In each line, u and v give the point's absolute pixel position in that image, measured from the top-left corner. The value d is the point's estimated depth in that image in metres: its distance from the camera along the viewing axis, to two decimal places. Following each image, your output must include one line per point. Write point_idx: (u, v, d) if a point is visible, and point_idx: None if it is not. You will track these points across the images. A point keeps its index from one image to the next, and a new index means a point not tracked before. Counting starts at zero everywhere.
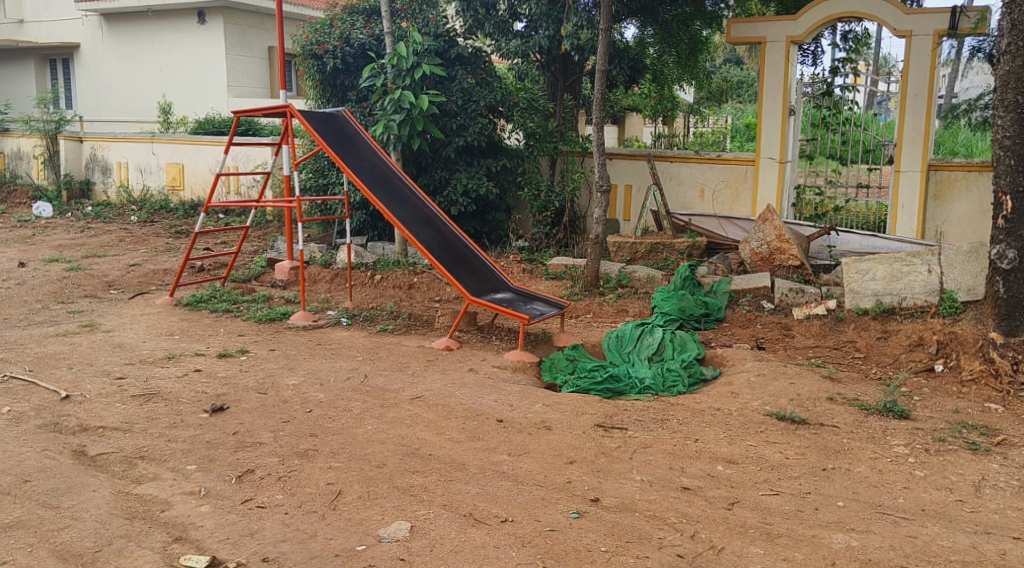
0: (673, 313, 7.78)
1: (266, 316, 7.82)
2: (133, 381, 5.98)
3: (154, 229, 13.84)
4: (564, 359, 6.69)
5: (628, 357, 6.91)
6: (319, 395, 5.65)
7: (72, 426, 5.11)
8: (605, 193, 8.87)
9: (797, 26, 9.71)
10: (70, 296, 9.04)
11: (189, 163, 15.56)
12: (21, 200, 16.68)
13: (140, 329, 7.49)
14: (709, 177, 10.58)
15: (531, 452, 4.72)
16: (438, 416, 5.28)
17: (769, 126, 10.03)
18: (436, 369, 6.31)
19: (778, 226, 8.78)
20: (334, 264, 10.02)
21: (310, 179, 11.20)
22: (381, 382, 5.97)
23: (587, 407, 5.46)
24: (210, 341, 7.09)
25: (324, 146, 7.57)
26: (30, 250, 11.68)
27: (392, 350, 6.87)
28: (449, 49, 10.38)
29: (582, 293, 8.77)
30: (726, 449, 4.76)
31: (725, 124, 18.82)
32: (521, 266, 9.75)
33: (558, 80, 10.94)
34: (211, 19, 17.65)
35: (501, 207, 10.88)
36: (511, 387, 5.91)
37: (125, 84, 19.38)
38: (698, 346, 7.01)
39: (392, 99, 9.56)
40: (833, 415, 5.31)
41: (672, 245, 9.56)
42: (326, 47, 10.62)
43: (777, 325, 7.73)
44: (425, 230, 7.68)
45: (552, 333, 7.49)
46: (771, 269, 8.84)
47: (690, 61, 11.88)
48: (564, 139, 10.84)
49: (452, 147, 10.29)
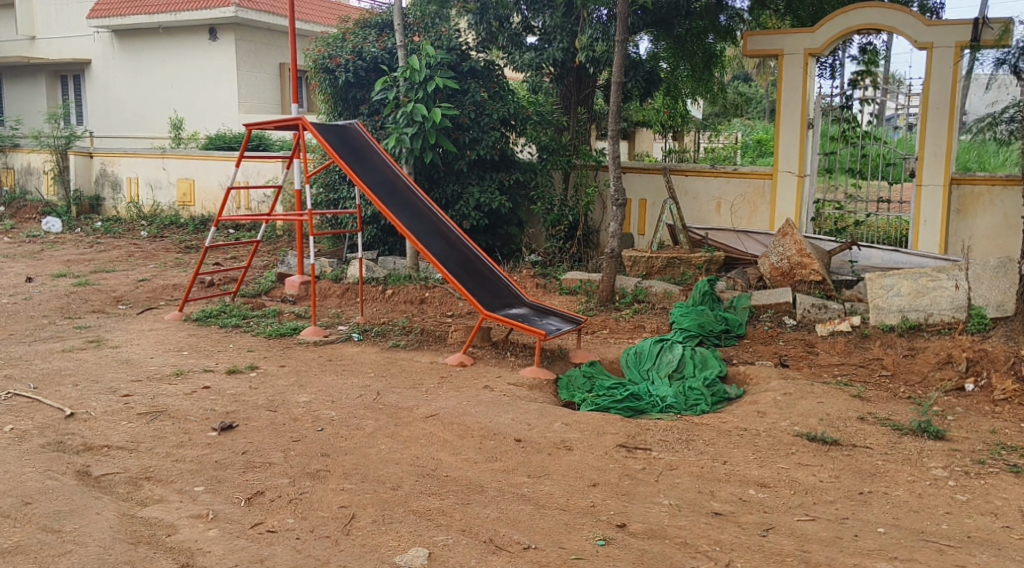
0: (693, 329, 7.59)
1: (276, 332, 7.67)
2: (140, 399, 5.81)
3: (163, 244, 13.73)
4: (582, 377, 6.50)
5: (648, 374, 6.72)
6: (331, 413, 5.47)
7: (76, 445, 4.95)
8: (620, 207, 8.70)
9: (815, 38, 9.58)
10: (77, 311, 8.91)
11: (199, 178, 15.49)
12: (30, 215, 16.60)
13: (147, 345, 7.33)
14: (726, 191, 10.42)
15: (552, 473, 4.53)
16: (454, 436, 5.09)
17: (787, 140, 9.88)
18: (451, 387, 6.11)
19: (798, 240, 8.61)
20: (345, 278, 9.88)
21: (321, 193, 11.12)
22: (395, 400, 5.78)
23: (609, 425, 5.27)
24: (219, 357, 6.93)
25: (337, 159, 7.44)
26: (38, 265, 11.58)
27: (404, 366, 6.69)
28: (461, 62, 10.23)
29: (597, 309, 8.60)
30: (756, 471, 4.56)
31: (736, 140, 18.64)
32: (535, 281, 9.58)
33: (572, 93, 10.65)
34: (223, 35, 17.63)
35: (514, 221, 10.74)
36: (529, 405, 5.72)
37: (136, 99, 19.37)
38: (720, 363, 6.84)
39: (404, 113, 9.44)
40: (865, 436, 5.11)
41: (689, 259, 9.36)
42: (338, 60, 10.55)
43: (801, 342, 7.55)
44: (437, 243, 7.50)
45: (568, 349, 7.29)
46: (792, 284, 8.66)
47: (705, 74, 11.73)
48: (578, 152, 10.62)
49: (464, 160, 10.21)
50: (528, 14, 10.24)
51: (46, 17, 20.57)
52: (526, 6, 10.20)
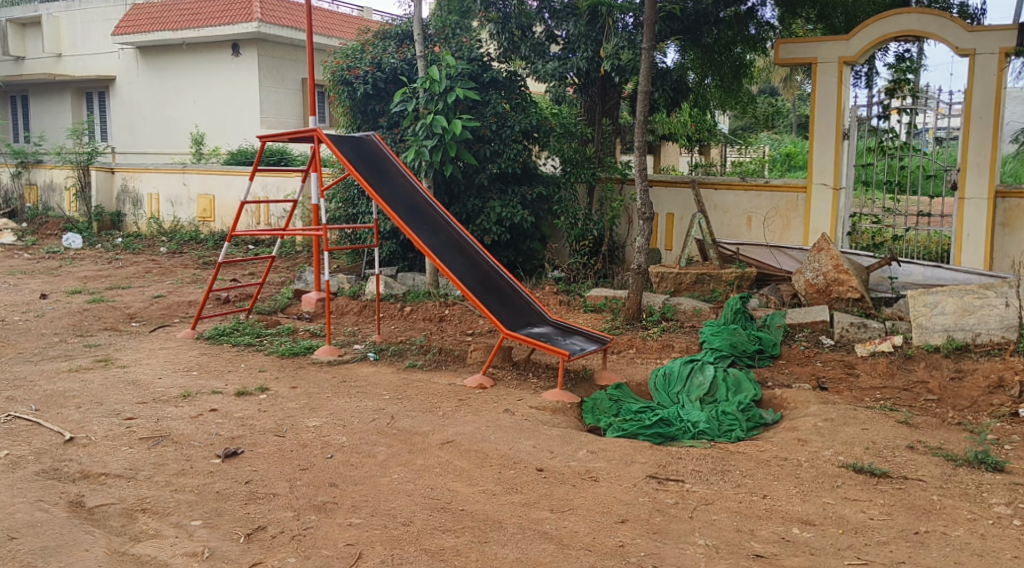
0: (724, 348, 7.23)
1: (290, 351, 7.40)
2: (143, 423, 5.54)
3: (182, 260, 13.57)
4: (608, 400, 6.16)
5: (678, 398, 6.36)
6: (342, 439, 5.16)
7: (73, 473, 4.68)
8: (647, 221, 8.36)
9: (850, 46, 9.23)
10: (90, 329, 8.71)
11: (219, 193, 15.37)
12: (52, 231, 16.53)
13: (156, 365, 7.07)
14: (757, 204, 10.06)
15: (577, 508, 4.18)
16: (472, 464, 4.76)
17: (821, 151, 9.52)
18: (469, 411, 5.78)
19: (835, 255, 8.32)
20: (363, 295, 9.62)
21: (339, 209, 10.91)
22: (409, 424, 5.46)
23: (637, 454, 4.92)
24: (229, 378, 6.65)
25: (352, 171, 7.17)
26: (54, 282, 11.44)
27: (421, 388, 6.37)
28: (483, 73, 9.99)
29: (623, 327, 8.25)
30: (800, 507, 4.19)
31: (763, 154, 18.26)
32: (558, 298, 9.25)
33: (597, 104, 10.32)
34: (245, 51, 17.55)
35: (536, 236, 10.43)
36: (551, 431, 5.37)
37: (158, 115, 19.35)
38: (754, 386, 6.48)
39: (424, 124, 9.18)
40: (917, 467, 4.72)
41: (720, 276, 8.96)
42: (357, 72, 10.34)
43: (839, 363, 7.17)
44: (455, 258, 7.20)
45: (593, 370, 6.94)
46: (828, 302, 8.33)
47: (734, 85, 11.39)
48: (603, 165, 10.29)
49: (485, 174, 9.95)
50: (553, 22, 9.91)
51: (72, 35, 20.68)
52: (550, 15, 9.88)
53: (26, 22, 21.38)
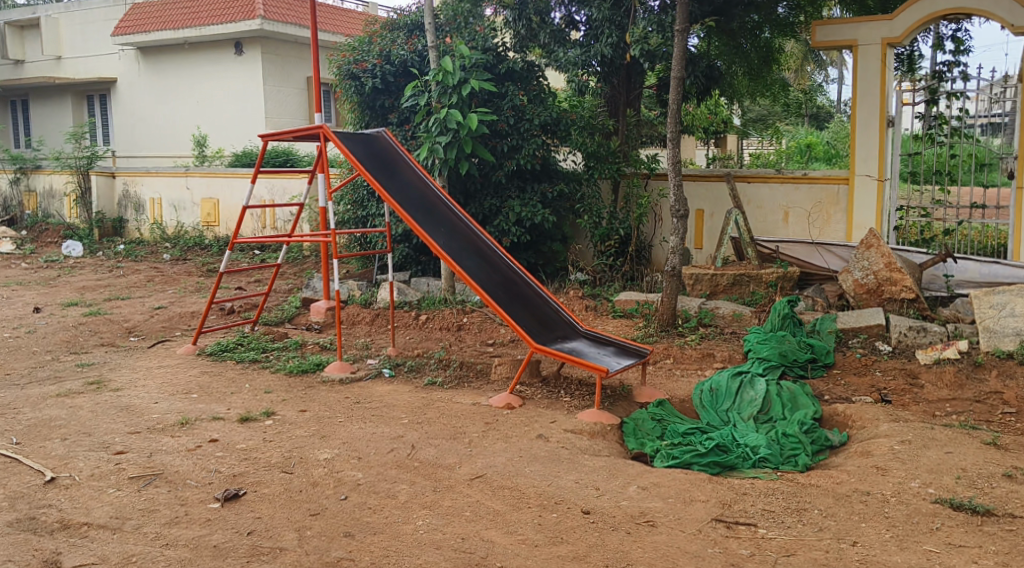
0: (773, 358, 6.63)
1: (297, 368, 6.78)
2: (133, 458, 4.91)
3: (185, 268, 12.99)
4: (651, 421, 5.59)
5: (728, 416, 5.77)
6: (357, 475, 4.54)
7: (50, 523, 4.08)
8: (682, 219, 7.70)
9: (893, 26, 8.57)
10: (85, 346, 8.12)
11: (223, 197, 14.80)
12: (51, 239, 16.00)
13: (152, 387, 6.45)
14: (795, 199, 9.41)
15: (636, 563, 3.55)
16: (507, 506, 4.13)
17: (864, 140, 8.85)
18: (498, 438, 5.15)
19: (886, 252, 7.66)
20: (375, 303, 9.01)
21: (348, 211, 10.33)
22: (432, 455, 4.83)
23: (696, 490, 4.29)
24: (232, 401, 6.04)
25: (361, 170, 6.54)
26: (50, 294, 10.86)
27: (443, 410, 5.75)
28: (498, 64, 9.37)
29: (657, 335, 7.61)
30: (899, 559, 3.57)
31: (783, 145, 17.53)
32: (583, 303, 8.62)
33: (621, 93, 9.71)
34: (249, 49, 16.96)
35: (558, 236, 9.75)
36: (594, 462, 4.73)
37: (160, 116, 18.79)
38: (812, 402, 5.88)
39: (437, 120, 8.55)
40: (1022, 502, 4.10)
41: (759, 276, 8.30)
42: (365, 65, 9.73)
43: (900, 373, 6.53)
44: (476, 263, 6.56)
45: (632, 386, 6.30)
46: (880, 303, 7.72)
47: (763, 72, 10.76)
48: (628, 159, 9.69)
49: (503, 171, 9.33)
50: (573, 7, 9.29)
51: (72, 36, 20.13)
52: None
53: (25, 24, 20.82)
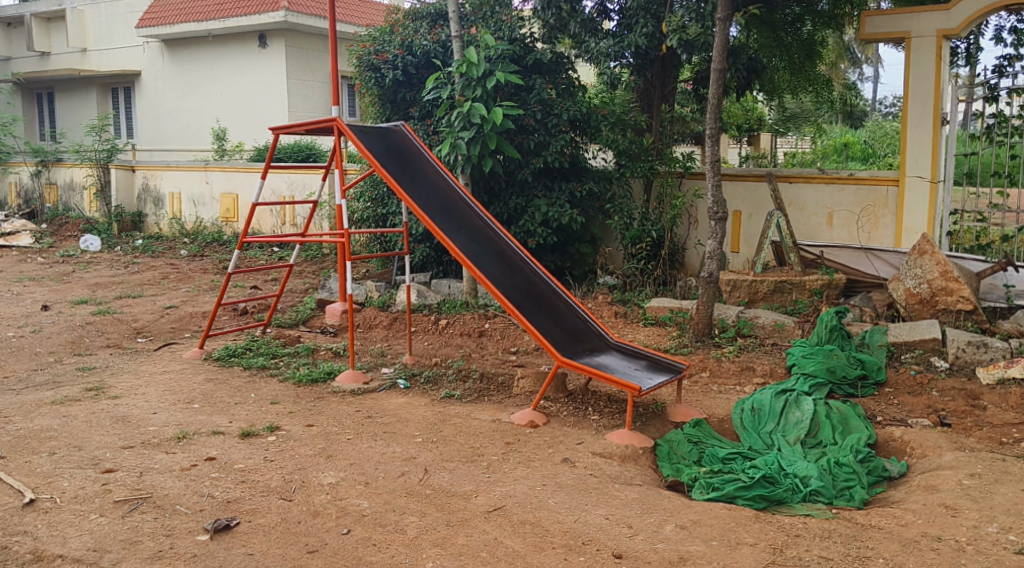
0: (820, 374, 6.15)
1: (307, 377, 6.36)
2: (122, 478, 4.50)
3: (202, 264, 12.64)
4: (687, 443, 5.11)
5: (772, 439, 5.27)
6: (362, 504, 4.10)
7: (21, 556, 3.67)
8: (720, 221, 7.17)
9: (950, 17, 8.01)
10: (90, 347, 7.76)
11: (243, 192, 14.47)
12: (71, 232, 15.75)
13: (153, 395, 6.05)
14: (839, 200, 8.85)
15: None
16: (529, 546, 3.67)
17: (916, 139, 8.29)
18: (519, 462, 4.68)
19: (941, 260, 7.09)
20: (393, 306, 8.57)
21: (368, 209, 9.92)
22: (447, 481, 4.38)
23: (742, 531, 3.81)
24: (235, 413, 5.62)
25: (377, 167, 6.08)
26: (62, 291, 10.53)
27: (460, 427, 5.30)
28: (525, 55, 8.87)
29: (692, 345, 7.11)
30: None
31: (818, 144, 16.93)
32: (613, 309, 8.13)
33: (656, 87, 9.19)
34: (273, 42, 16.60)
35: (586, 237, 9.24)
36: (626, 493, 4.25)
37: (183, 110, 18.53)
38: (865, 425, 5.37)
39: (460, 114, 8.08)
40: None
41: (802, 283, 7.82)
42: (386, 56, 9.32)
43: (960, 393, 5.98)
44: (498, 268, 6.08)
45: (667, 403, 5.80)
46: (934, 315, 7.16)
47: (805, 66, 10.18)
48: (662, 157, 9.15)
49: (529, 169, 8.86)
50: None
51: (97, 28, 19.93)
52: None
53: (52, 16, 20.66)
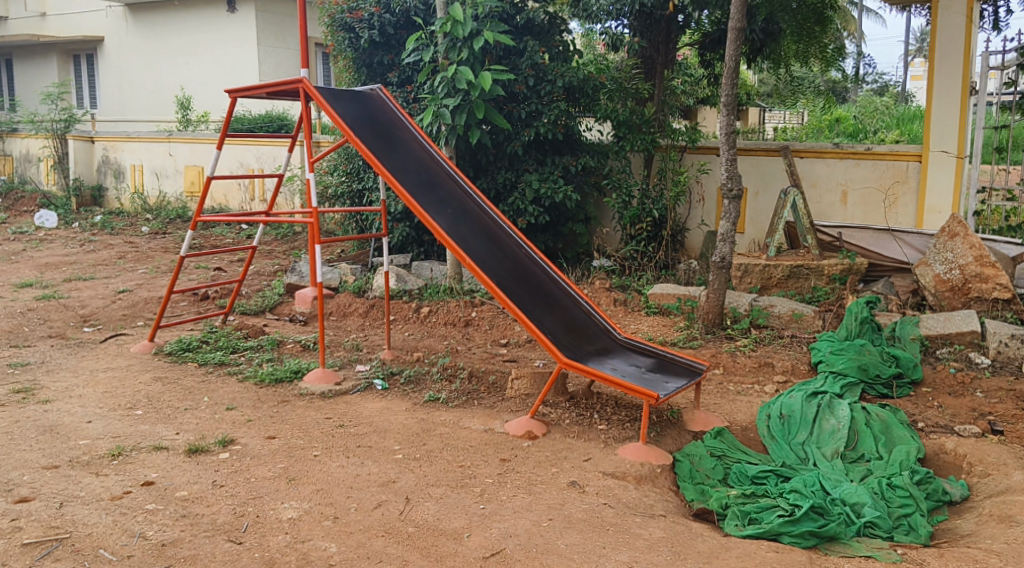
0: (851, 373, 5.48)
1: (270, 376, 5.57)
2: (38, 510, 3.70)
3: (163, 243, 11.75)
4: (711, 458, 4.41)
5: (806, 452, 4.58)
6: (331, 548, 3.36)
7: None
8: (734, 200, 6.41)
9: None
10: (27, 338, 6.91)
11: (208, 165, 13.55)
12: (25, 207, 14.75)
13: (90, 400, 5.25)
14: (855, 176, 8.04)
15: None
16: None
17: (942, 110, 7.56)
18: (519, 486, 3.95)
19: (975, 243, 6.41)
20: (370, 291, 7.79)
21: (342, 184, 9.10)
22: (433, 514, 3.65)
23: None
24: (184, 422, 4.84)
25: (352, 137, 5.23)
26: (6, 272, 9.62)
27: (447, 438, 4.56)
28: (516, 15, 8.04)
29: (702, 338, 6.39)
30: None
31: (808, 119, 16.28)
32: (611, 296, 7.40)
33: (659, 51, 8.36)
34: (242, 6, 15.59)
35: (581, 216, 8.49)
36: (650, 529, 3.53)
37: (146, 77, 17.47)
38: (910, 435, 4.69)
39: (444, 79, 7.25)
40: None
41: (820, 268, 7.14)
42: (361, 14, 8.45)
43: (1009, 395, 5.30)
44: (493, 256, 5.30)
45: (683, 409, 5.09)
46: (965, 303, 6.49)
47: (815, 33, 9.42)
48: (664, 129, 8.37)
49: (519, 141, 8.07)
50: None
51: None
52: None
53: None
